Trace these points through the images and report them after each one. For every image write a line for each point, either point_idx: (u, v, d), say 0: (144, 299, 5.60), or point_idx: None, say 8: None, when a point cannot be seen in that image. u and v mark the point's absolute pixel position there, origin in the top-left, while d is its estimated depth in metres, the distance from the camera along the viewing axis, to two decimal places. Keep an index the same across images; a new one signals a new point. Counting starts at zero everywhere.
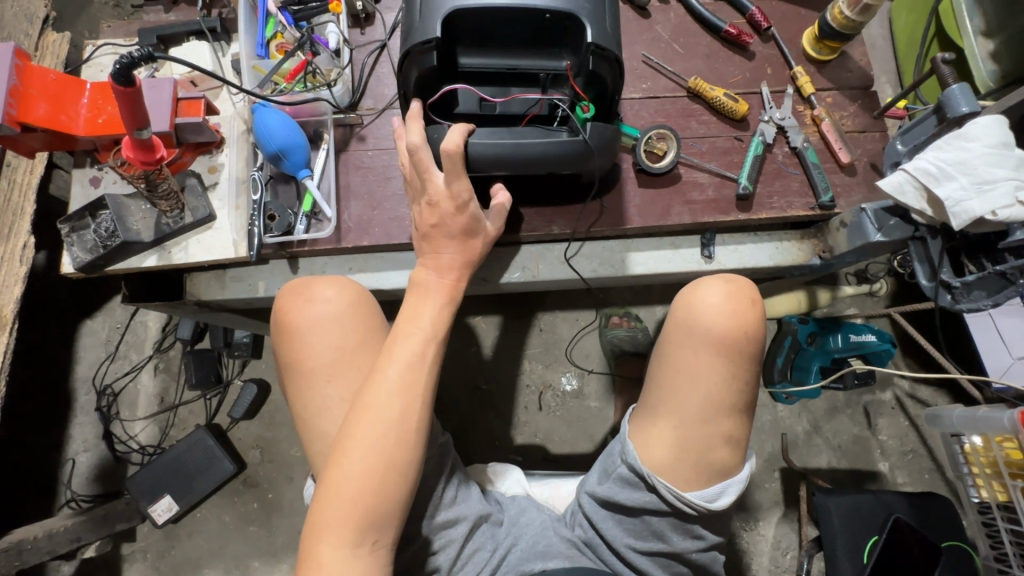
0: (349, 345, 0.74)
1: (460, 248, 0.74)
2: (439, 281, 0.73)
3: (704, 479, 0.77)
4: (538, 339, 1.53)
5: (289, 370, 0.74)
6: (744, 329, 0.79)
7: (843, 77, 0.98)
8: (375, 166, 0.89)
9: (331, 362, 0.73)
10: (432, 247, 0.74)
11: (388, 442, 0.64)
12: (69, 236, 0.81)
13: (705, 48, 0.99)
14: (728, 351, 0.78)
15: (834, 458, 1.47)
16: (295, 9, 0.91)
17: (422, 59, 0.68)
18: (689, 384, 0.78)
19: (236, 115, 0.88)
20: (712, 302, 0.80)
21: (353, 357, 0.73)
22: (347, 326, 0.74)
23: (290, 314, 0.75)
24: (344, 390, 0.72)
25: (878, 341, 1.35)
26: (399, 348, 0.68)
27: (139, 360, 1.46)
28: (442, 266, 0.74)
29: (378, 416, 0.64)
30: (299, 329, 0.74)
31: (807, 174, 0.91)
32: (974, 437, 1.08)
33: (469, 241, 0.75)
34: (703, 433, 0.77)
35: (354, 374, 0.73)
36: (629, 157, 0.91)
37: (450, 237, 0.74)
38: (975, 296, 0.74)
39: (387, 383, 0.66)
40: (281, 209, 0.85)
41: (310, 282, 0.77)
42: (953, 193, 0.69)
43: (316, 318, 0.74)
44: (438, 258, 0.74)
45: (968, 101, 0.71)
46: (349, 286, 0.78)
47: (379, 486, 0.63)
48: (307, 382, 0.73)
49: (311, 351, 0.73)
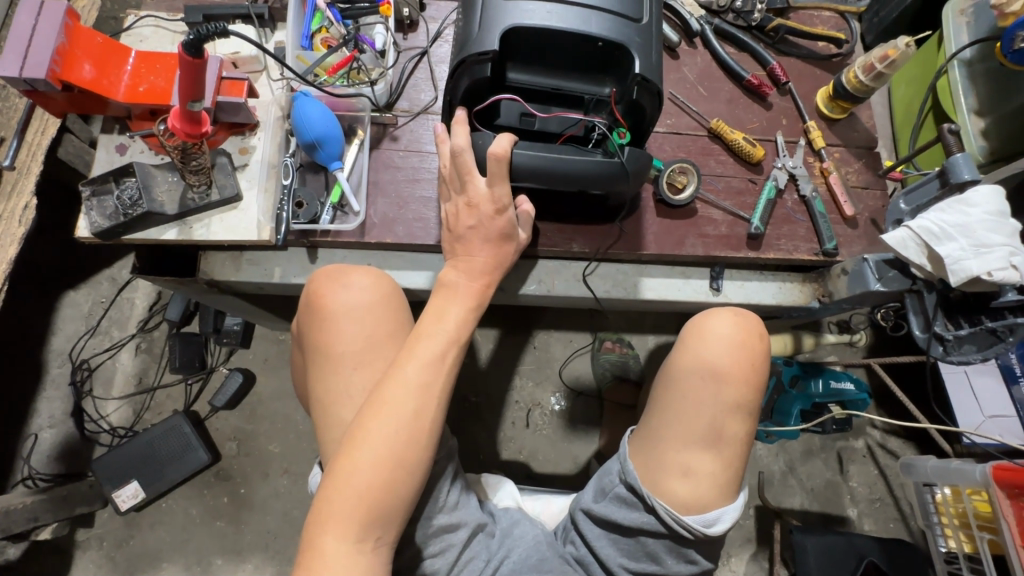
0: (376, 337, 0.73)
1: (493, 251, 0.76)
2: (468, 284, 0.75)
3: (703, 511, 0.77)
4: (531, 356, 1.54)
5: (314, 351, 0.74)
6: (753, 361, 0.83)
7: (851, 136, 1.05)
8: (405, 167, 0.91)
9: (360, 350, 0.72)
10: (466, 249, 0.76)
11: (400, 439, 0.64)
12: (89, 200, 0.79)
13: (727, 93, 1.05)
14: (738, 382, 0.81)
15: (807, 501, 1.50)
16: (343, 7, 0.92)
17: (475, 69, 0.71)
18: (699, 409, 0.80)
19: (273, 101, 0.88)
20: (725, 330, 0.84)
21: (379, 348, 0.73)
22: (375, 317, 0.74)
23: (320, 298, 0.75)
24: (367, 380, 0.72)
25: (855, 390, 1.42)
26: (420, 348, 0.68)
27: (121, 338, 1.41)
28: (473, 270, 0.75)
29: (393, 412, 0.64)
30: (328, 313, 0.74)
31: (814, 222, 0.97)
32: (945, 488, 1.12)
33: (503, 245, 0.77)
34: (704, 462, 0.79)
35: (379, 366, 0.73)
36: (649, 187, 0.95)
37: (486, 241, 0.76)
38: (965, 350, 0.79)
39: (406, 379, 0.66)
40: (310, 198, 0.85)
41: (346, 269, 0.77)
42: (952, 252, 0.74)
43: (349, 304, 0.74)
44: (472, 260, 0.76)
45: (970, 170, 0.77)
46: (383, 279, 0.78)
47: (387, 482, 0.63)
48: (332, 367, 0.72)
49: (340, 336, 0.73)
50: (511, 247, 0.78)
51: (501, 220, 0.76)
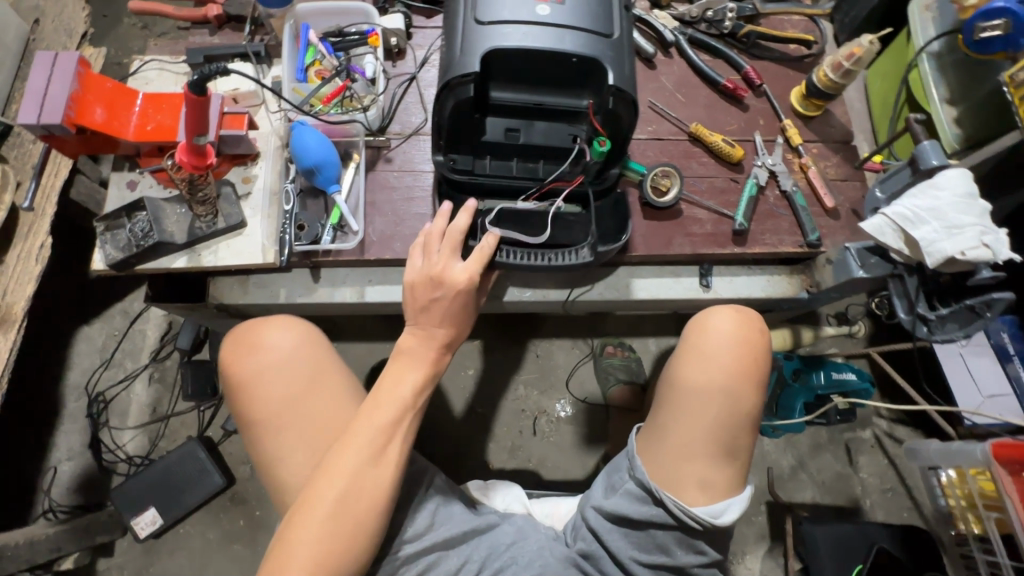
0: (295, 394, 0.79)
1: (452, 329, 0.77)
2: (425, 350, 0.75)
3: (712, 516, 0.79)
4: (534, 364, 1.56)
5: (242, 416, 0.79)
6: (749, 362, 0.85)
7: (827, 131, 1.09)
8: (400, 187, 0.96)
9: (281, 410, 0.78)
10: (427, 320, 0.76)
11: (354, 497, 0.65)
12: (103, 234, 0.84)
13: (705, 98, 1.09)
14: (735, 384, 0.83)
15: (818, 494, 1.51)
16: (334, 40, 0.98)
17: (459, 90, 0.75)
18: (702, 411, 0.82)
19: (273, 131, 0.93)
20: (724, 328, 0.87)
21: (301, 404, 0.78)
22: (296, 373, 0.80)
23: (238, 363, 0.80)
24: (296, 437, 0.77)
25: (857, 380, 1.44)
26: (375, 413, 0.70)
27: (134, 369, 1.45)
28: (431, 337, 0.76)
29: (347, 472, 0.66)
30: (250, 376, 0.79)
31: (796, 215, 1.00)
32: (949, 470, 1.13)
33: (461, 319, 0.78)
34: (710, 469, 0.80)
35: (304, 421, 0.78)
36: (635, 191, 0.99)
37: (446, 314, 0.76)
38: (949, 328, 0.85)
39: (361, 441, 0.68)
40: (311, 220, 0.89)
41: (258, 330, 0.82)
42: (927, 235, 0.78)
43: (263, 368, 0.79)
44: (433, 330, 0.76)
45: (938, 156, 0.81)
46: (295, 329, 0.83)
47: (341, 540, 0.64)
48: (259, 432, 0.77)
49: (261, 400, 0.78)
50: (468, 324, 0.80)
51: (464, 291, 0.77)
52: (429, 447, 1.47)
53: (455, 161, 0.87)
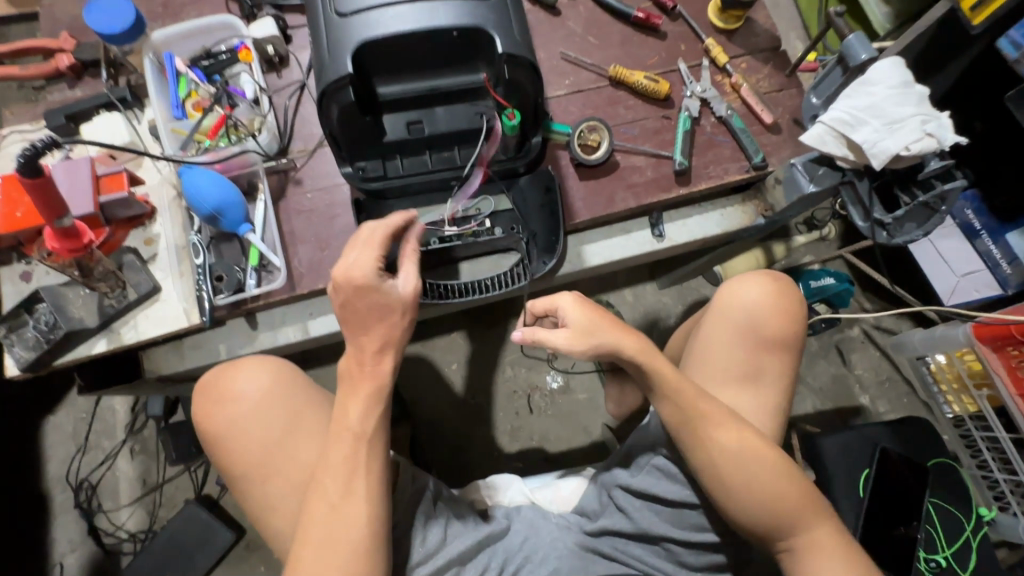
0: (273, 440, 0.76)
1: (381, 327, 0.68)
2: (360, 372, 0.68)
3: (776, 498, 0.70)
4: (515, 343, 1.48)
5: (225, 470, 0.77)
6: (775, 334, 0.82)
7: (753, 42, 1.02)
8: (317, 208, 0.88)
9: (260, 461, 0.75)
10: (354, 328, 0.68)
11: (344, 544, 0.63)
12: (7, 337, 0.76)
13: (618, 35, 1.01)
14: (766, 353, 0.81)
15: (818, 402, 1.47)
16: (205, 64, 0.89)
17: (339, 96, 0.68)
18: (638, 349, 0.74)
19: (163, 181, 0.85)
20: (753, 299, 0.82)
21: (279, 449, 0.76)
22: (274, 416, 0.77)
23: (212, 414, 0.77)
24: (284, 484, 0.75)
25: (837, 283, 1.39)
26: (330, 451, 0.66)
27: (113, 447, 1.40)
28: (364, 354, 0.68)
29: (331, 520, 0.64)
30: (225, 426, 0.77)
31: (737, 139, 0.95)
32: (937, 356, 1.14)
33: (389, 316, 0.68)
34: (732, 430, 0.71)
35: (286, 467, 0.75)
36: (565, 153, 0.93)
37: (369, 318, 0.68)
38: (908, 229, 0.80)
39: (330, 491, 0.65)
40: (228, 268, 0.83)
41: (223, 382, 0.79)
42: (868, 136, 0.73)
43: (234, 421, 0.77)
44: (364, 340, 0.67)
45: (866, 49, 0.76)
46: (262, 370, 0.79)
47: None
48: (246, 485, 0.76)
49: (240, 453, 0.76)
50: (397, 316, 0.68)
51: (384, 296, 0.68)
52: (426, 451, 1.40)
53: (365, 168, 0.81)
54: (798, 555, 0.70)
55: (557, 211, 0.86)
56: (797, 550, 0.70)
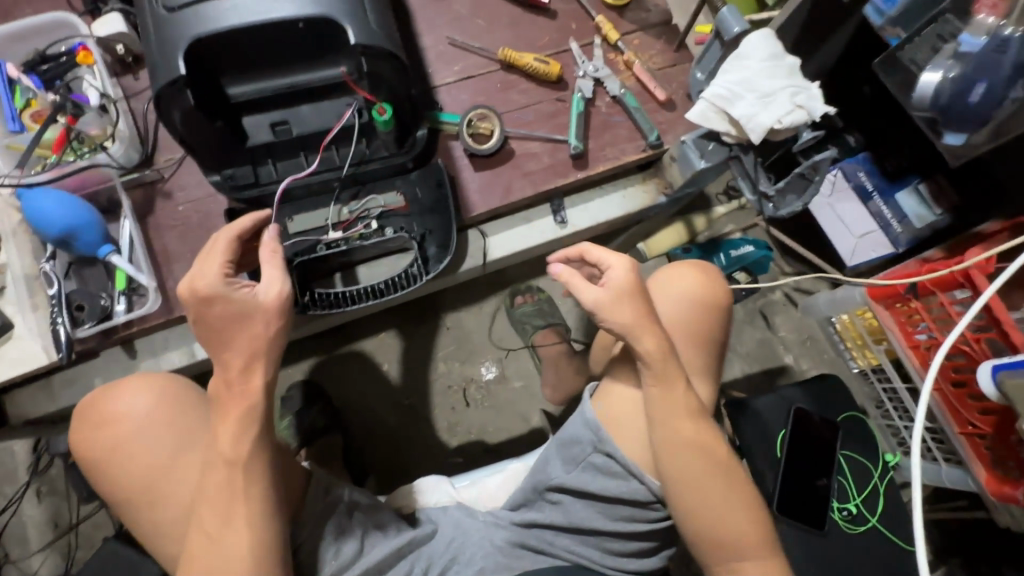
0: (158, 464, 0.68)
1: (241, 339, 0.62)
2: (231, 393, 0.62)
3: (726, 509, 0.67)
4: (448, 337, 1.45)
5: (110, 497, 0.69)
6: (704, 326, 0.79)
7: (643, 17, 1.00)
8: (191, 221, 0.82)
9: (144, 487, 0.68)
10: (214, 344, 0.62)
11: (235, 573, 0.59)
12: None
13: (507, 16, 0.97)
14: (701, 361, 0.79)
15: (745, 366, 1.52)
16: (43, 69, 0.79)
17: (178, 101, 0.62)
18: (656, 346, 0.68)
19: (5, 204, 0.76)
20: (682, 294, 0.80)
21: (166, 473, 0.68)
22: (158, 437, 0.69)
23: (90, 439, 0.69)
24: (173, 509, 0.67)
25: (754, 250, 1.42)
26: (209, 478, 0.62)
27: (15, 491, 1.27)
28: (231, 373, 0.62)
29: (219, 551, 0.60)
30: (108, 448, 0.69)
31: (631, 119, 0.93)
32: (841, 316, 1.18)
33: (249, 326, 0.63)
34: (702, 433, 0.69)
35: (175, 492, 0.68)
36: (457, 144, 0.89)
37: (229, 329, 0.62)
38: (789, 201, 0.81)
39: (215, 521, 0.60)
40: (89, 296, 0.75)
41: (98, 403, 0.70)
42: (746, 110, 0.73)
43: (113, 445, 0.69)
44: (227, 357, 0.62)
45: (737, 21, 0.75)
46: (147, 386, 0.71)
47: None
48: (132, 513, 0.68)
49: (122, 479, 0.68)
50: (258, 321, 0.63)
51: (248, 311, 0.63)
52: (359, 458, 1.33)
53: (235, 176, 0.74)
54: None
55: (448, 205, 0.82)
56: (738, 572, 0.67)
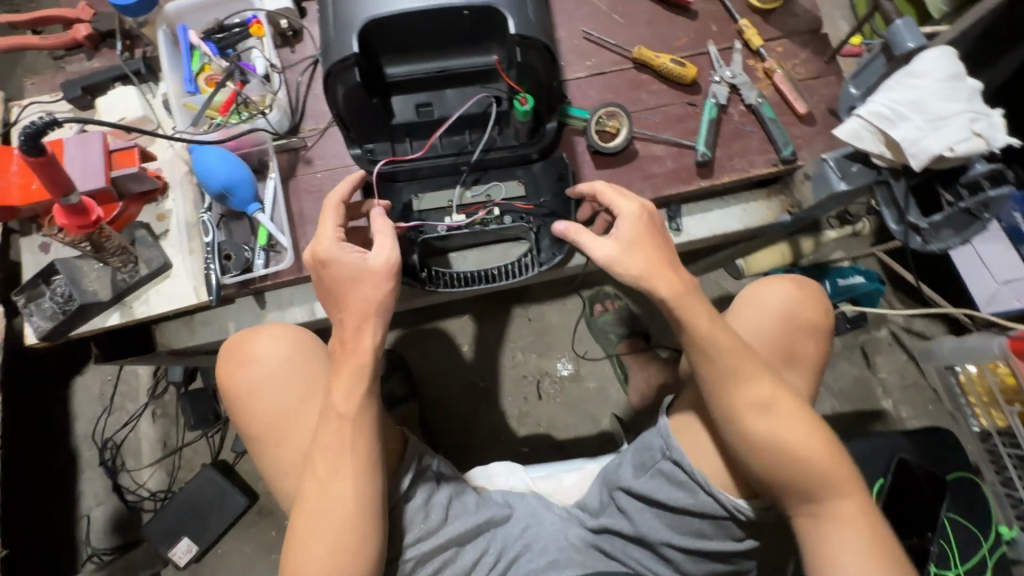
0: (286, 409, 0.74)
1: (358, 299, 0.66)
2: (347, 354, 0.66)
3: (809, 456, 0.63)
4: (527, 328, 1.43)
5: (242, 431, 0.76)
6: (807, 320, 0.77)
7: (790, 24, 0.95)
8: (326, 188, 0.87)
9: (273, 427, 0.74)
10: (337, 300, 0.67)
11: (342, 519, 0.62)
12: (26, 307, 0.79)
13: (646, 14, 0.95)
14: (799, 352, 0.76)
15: (838, 403, 1.40)
16: (219, 37, 0.88)
17: (345, 76, 0.67)
18: (673, 292, 0.65)
19: (175, 157, 0.85)
20: (781, 307, 0.77)
21: (292, 418, 0.74)
22: (290, 384, 0.75)
23: (232, 376, 0.76)
24: (294, 451, 0.73)
25: (865, 282, 1.32)
26: (323, 430, 0.65)
27: (136, 409, 1.40)
28: (347, 332, 0.66)
29: (328, 497, 0.63)
30: (244, 388, 0.75)
31: (766, 130, 0.89)
32: (967, 366, 1.08)
33: (359, 287, 0.66)
34: (776, 394, 0.65)
35: (298, 435, 0.73)
36: (582, 140, 0.89)
37: (341, 288, 0.67)
38: (944, 235, 0.76)
39: (326, 470, 0.64)
40: (236, 247, 0.83)
41: (242, 345, 0.77)
42: (910, 133, 0.68)
43: (250, 385, 0.75)
44: (344, 316, 0.66)
45: (913, 36, 0.70)
46: (283, 334, 0.78)
47: (342, 562, 0.62)
48: (259, 449, 0.75)
49: (254, 417, 0.75)
50: (371, 284, 0.66)
51: (361, 274, 0.66)
52: (432, 431, 1.37)
53: (374, 151, 0.78)
54: (822, 519, 0.63)
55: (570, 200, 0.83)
56: (821, 514, 0.63)
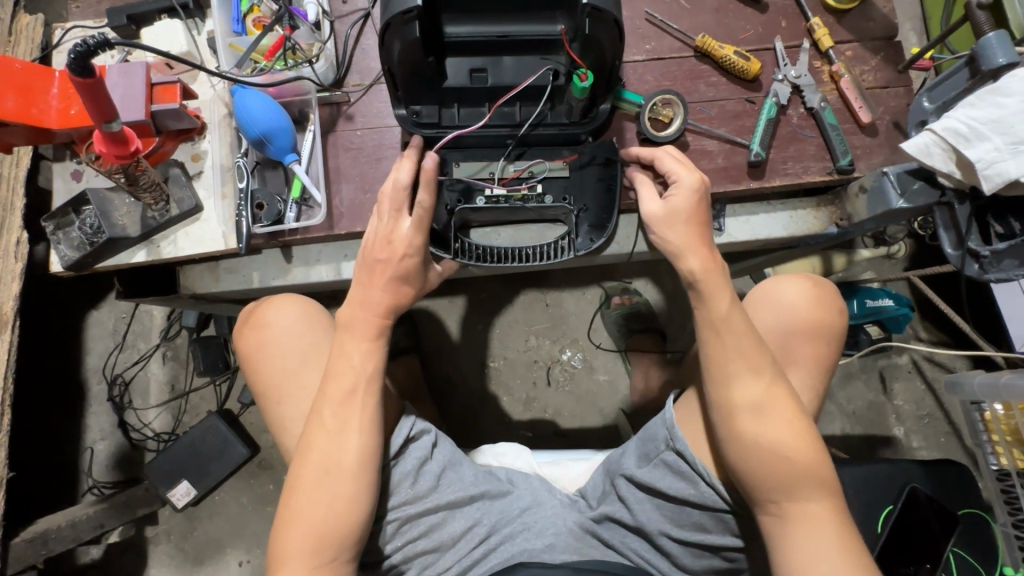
0: (291, 370, 0.74)
1: (392, 295, 0.67)
2: (365, 317, 0.66)
3: (789, 451, 0.59)
4: (544, 314, 1.41)
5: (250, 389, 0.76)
6: (818, 323, 0.75)
7: (865, 27, 0.90)
8: (365, 147, 0.85)
9: (277, 387, 0.74)
10: (367, 282, 0.68)
11: (339, 470, 0.62)
12: (54, 234, 0.78)
13: (714, 1, 0.91)
14: (810, 357, 0.74)
15: (848, 425, 1.37)
16: None
17: (405, 30, 0.65)
18: (703, 268, 0.65)
19: (216, 98, 0.84)
20: (790, 303, 0.75)
21: (295, 379, 0.73)
22: (298, 346, 0.75)
23: (245, 335, 0.77)
24: (296, 411, 0.73)
25: (894, 305, 1.26)
26: (329, 384, 0.65)
27: (147, 349, 1.40)
28: (369, 303, 0.67)
29: (324, 447, 0.62)
30: (256, 347, 0.76)
31: (825, 136, 0.85)
32: (995, 405, 1.06)
33: (404, 287, 0.68)
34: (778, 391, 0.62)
35: (300, 396, 0.73)
36: (633, 126, 0.86)
37: (386, 281, 0.67)
38: (1006, 266, 0.71)
39: (327, 421, 0.63)
40: (270, 197, 0.81)
41: (259, 307, 0.78)
42: (986, 154, 0.65)
43: (258, 344, 0.76)
44: (369, 293, 0.67)
45: (1006, 52, 0.66)
46: (292, 303, 0.79)
47: (333, 511, 0.61)
48: (264, 407, 0.75)
49: (261, 376, 0.75)
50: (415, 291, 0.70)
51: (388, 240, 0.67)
52: (437, 405, 1.36)
53: (420, 113, 0.76)
54: (789, 522, 0.59)
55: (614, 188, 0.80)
56: (787, 515, 0.59)
